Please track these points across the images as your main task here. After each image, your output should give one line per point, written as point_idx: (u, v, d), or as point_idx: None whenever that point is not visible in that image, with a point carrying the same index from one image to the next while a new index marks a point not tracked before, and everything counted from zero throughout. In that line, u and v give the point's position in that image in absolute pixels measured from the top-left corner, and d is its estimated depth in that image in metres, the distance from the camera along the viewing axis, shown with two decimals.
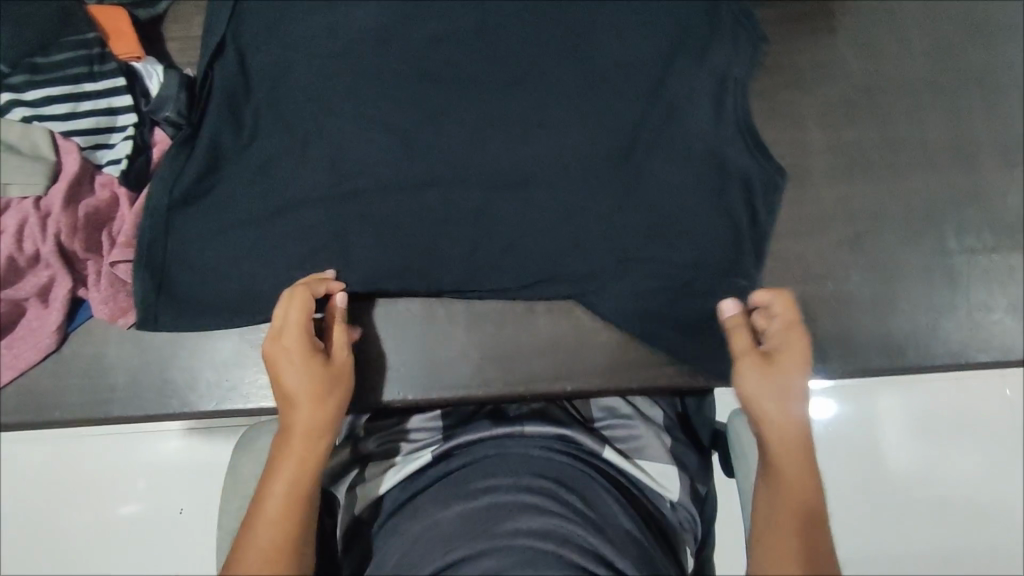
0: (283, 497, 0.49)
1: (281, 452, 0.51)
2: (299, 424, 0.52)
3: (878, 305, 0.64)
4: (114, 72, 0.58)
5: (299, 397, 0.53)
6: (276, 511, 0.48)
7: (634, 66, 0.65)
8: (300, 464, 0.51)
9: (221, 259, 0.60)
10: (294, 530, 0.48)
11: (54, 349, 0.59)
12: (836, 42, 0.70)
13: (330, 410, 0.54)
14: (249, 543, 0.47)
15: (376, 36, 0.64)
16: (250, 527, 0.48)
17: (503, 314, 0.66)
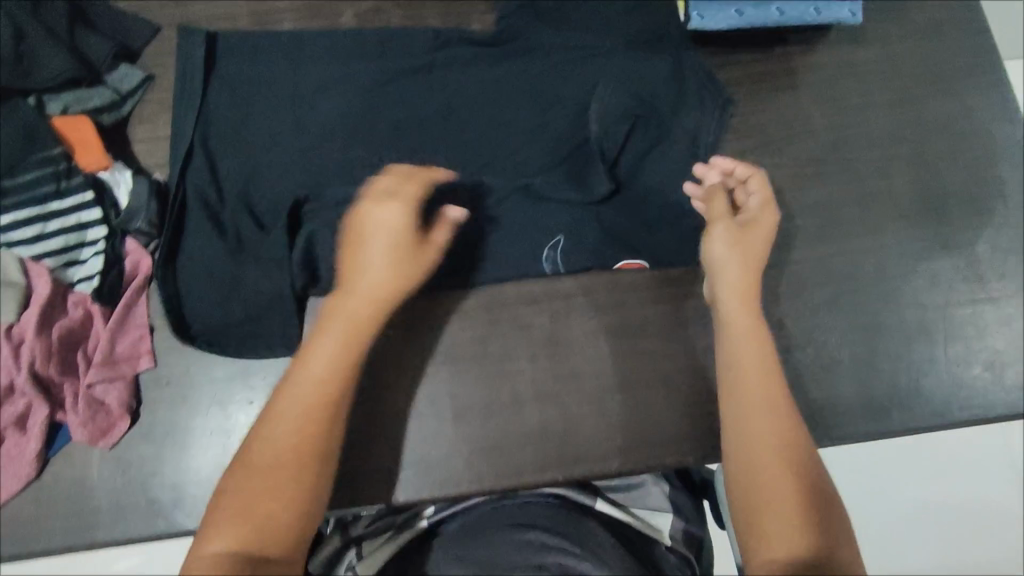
0: (334, 360, 0.52)
1: (339, 311, 0.54)
2: (361, 290, 0.55)
3: (861, 366, 0.63)
4: (80, 187, 0.58)
5: (372, 270, 0.56)
6: (322, 375, 0.51)
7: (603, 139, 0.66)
8: (351, 334, 0.53)
9: (208, 340, 0.60)
10: (334, 394, 0.51)
11: (34, 477, 0.57)
12: (799, 98, 0.70)
13: (392, 287, 0.56)
14: (287, 401, 0.50)
15: (350, 129, 0.66)
16: (294, 381, 0.51)
17: (491, 405, 0.61)
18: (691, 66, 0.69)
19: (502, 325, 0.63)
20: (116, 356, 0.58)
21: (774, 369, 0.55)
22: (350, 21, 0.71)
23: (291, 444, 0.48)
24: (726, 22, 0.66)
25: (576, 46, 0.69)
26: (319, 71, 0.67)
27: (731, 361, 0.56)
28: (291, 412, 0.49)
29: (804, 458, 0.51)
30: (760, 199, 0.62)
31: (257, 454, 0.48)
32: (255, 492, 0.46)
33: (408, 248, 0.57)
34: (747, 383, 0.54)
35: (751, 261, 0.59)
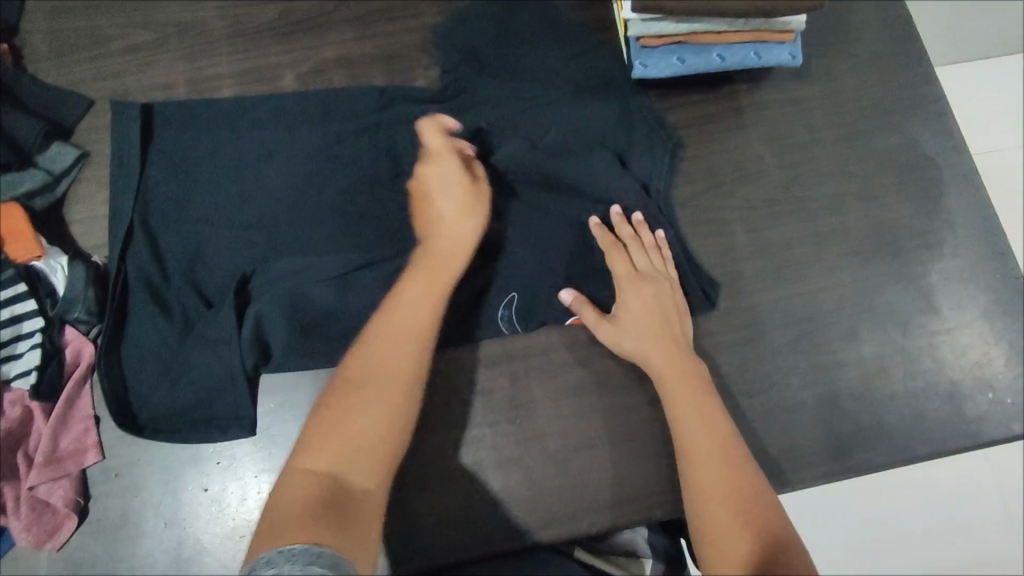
0: (423, 299, 0.55)
1: (424, 261, 0.57)
2: (438, 240, 0.58)
3: (823, 407, 0.63)
4: (11, 278, 0.57)
5: (445, 223, 0.59)
6: (418, 313, 0.54)
7: (554, 192, 0.66)
8: (436, 278, 0.56)
9: (160, 425, 0.58)
10: (424, 331, 0.54)
11: None
12: (748, 139, 0.71)
13: (466, 234, 0.59)
14: (381, 333, 0.53)
15: (295, 195, 0.64)
16: (388, 313, 0.54)
17: (453, 474, 0.59)
18: (637, 109, 0.69)
19: (462, 388, 0.61)
20: (59, 454, 0.56)
21: (722, 423, 0.55)
22: (291, 83, 0.69)
23: (381, 374, 0.51)
24: (669, 70, 0.66)
25: (523, 97, 0.68)
26: (261, 138, 0.66)
27: (675, 423, 0.56)
28: (377, 342, 0.53)
29: (752, 478, 0.52)
30: (618, 277, 0.61)
31: (356, 376, 0.51)
32: (346, 414, 0.49)
33: (470, 196, 0.60)
34: (693, 437, 0.54)
35: (643, 341, 0.59)
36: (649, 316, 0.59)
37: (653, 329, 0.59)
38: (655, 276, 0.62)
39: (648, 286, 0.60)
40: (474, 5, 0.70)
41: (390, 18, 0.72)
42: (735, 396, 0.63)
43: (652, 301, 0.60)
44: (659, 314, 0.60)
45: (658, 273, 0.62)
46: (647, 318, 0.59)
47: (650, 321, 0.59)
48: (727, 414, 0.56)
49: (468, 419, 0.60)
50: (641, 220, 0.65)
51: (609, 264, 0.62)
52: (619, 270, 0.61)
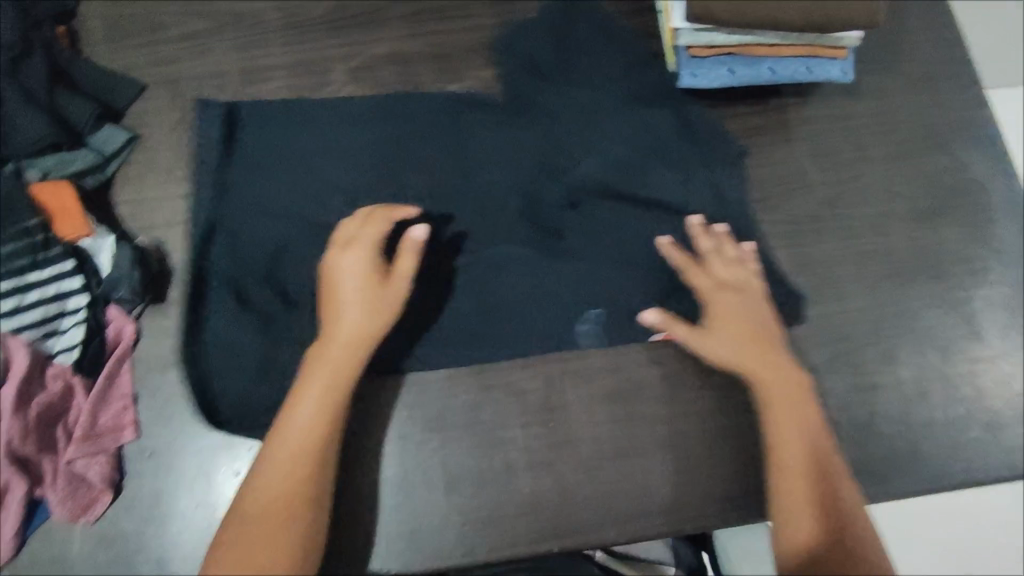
0: (316, 416, 0.53)
1: (318, 363, 0.55)
2: (336, 343, 0.55)
3: (860, 429, 0.62)
4: (61, 255, 0.57)
5: (348, 315, 0.56)
6: (309, 431, 0.53)
7: (613, 201, 0.66)
8: (330, 390, 0.54)
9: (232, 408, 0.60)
10: (321, 450, 0.53)
11: (11, 557, 0.55)
12: (794, 153, 0.70)
13: (367, 334, 0.56)
14: (275, 454, 0.52)
15: (372, 196, 0.66)
16: (280, 432, 0.53)
17: (483, 474, 0.59)
18: (699, 121, 0.69)
19: (497, 389, 0.61)
20: (97, 430, 0.56)
21: (820, 429, 0.58)
22: (341, 77, 0.70)
23: (280, 495, 0.51)
24: (717, 81, 0.65)
25: (573, 103, 0.69)
26: (338, 138, 0.68)
27: (774, 423, 0.57)
28: (276, 460, 0.52)
29: (836, 470, 0.56)
30: (701, 288, 0.62)
31: (248, 507, 0.51)
32: (249, 540, 0.50)
33: (375, 292, 0.56)
34: (789, 425, 0.57)
35: (736, 350, 0.59)
36: (734, 326, 0.60)
37: (741, 339, 0.60)
38: (743, 284, 0.62)
39: (735, 295, 0.61)
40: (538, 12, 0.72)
41: (442, 17, 0.72)
42: None
43: (746, 311, 0.61)
44: (753, 323, 0.60)
45: (744, 280, 0.62)
46: (734, 327, 0.60)
47: (737, 329, 0.60)
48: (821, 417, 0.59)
49: (501, 419, 0.60)
50: (725, 231, 0.64)
51: (688, 273, 0.62)
52: (702, 281, 0.62)
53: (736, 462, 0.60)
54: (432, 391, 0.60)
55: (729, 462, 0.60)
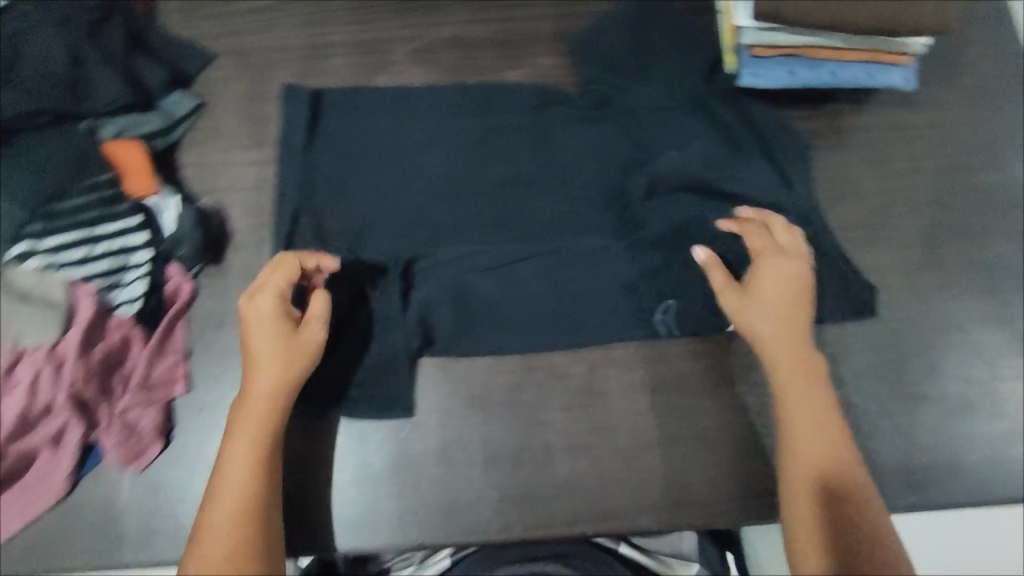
0: (243, 474, 0.51)
1: (241, 420, 0.53)
2: (255, 399, 0.54)
3: (901, 438, 0.62)
4: (129, 211, 0.59)
5: (263, 367, 0.54)
6: (240, 489, 0.51)
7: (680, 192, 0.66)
8: (253, 445, 0.52)
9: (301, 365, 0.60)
10: (260, 506, 0.51)
11: (64, 496, 0.57)
12: (847, 160, 0.70)
13: (285, 385, 0.54)
14: (213, 520, 0.50)
15: (455, 183, 0.66)
16: (215, 498, 0.51)
17: (521, 453, 0.59)
18: (766, 120, 0.69)
19: (540, 371, 0.61)
20: (152, 381, 0.58)
21: (834, 417, 0.56)
22: (402, 58, 0.72)
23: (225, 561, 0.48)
24: (777, 82, 0.66)
25: (634, 97, 0.70)
26: (423, 126, 0.69)
27: (789, 407, 0.56)
28: (215, 527, 0.50)
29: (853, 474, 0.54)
30: (756, 250, 0.61)
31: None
32: None
33: (288, 340, 0.55)
34: (812, 414, 0.56)
35: (770, 323, 0.58)
36: (778, 293, 0.59)
37: (775, 311, 0.59)
38: (796, 254, 0.61)
39: (786, 264, 0.60)
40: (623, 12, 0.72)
41: (503, 6, 0.74)
42: None
43: (786, 282, 0.60)
44: (792, 297, 0.59)
45: (798, 251, 0.61)
46: (777, 295, 0.59)
47: (777, 299, 0.59)
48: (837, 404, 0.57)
49: (541, 400, 0.61)
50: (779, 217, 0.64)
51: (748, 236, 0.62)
52: (759, 245, 0.61)
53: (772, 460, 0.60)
54: (476, 368, 0.61)
55: (766, 461, 0.60)
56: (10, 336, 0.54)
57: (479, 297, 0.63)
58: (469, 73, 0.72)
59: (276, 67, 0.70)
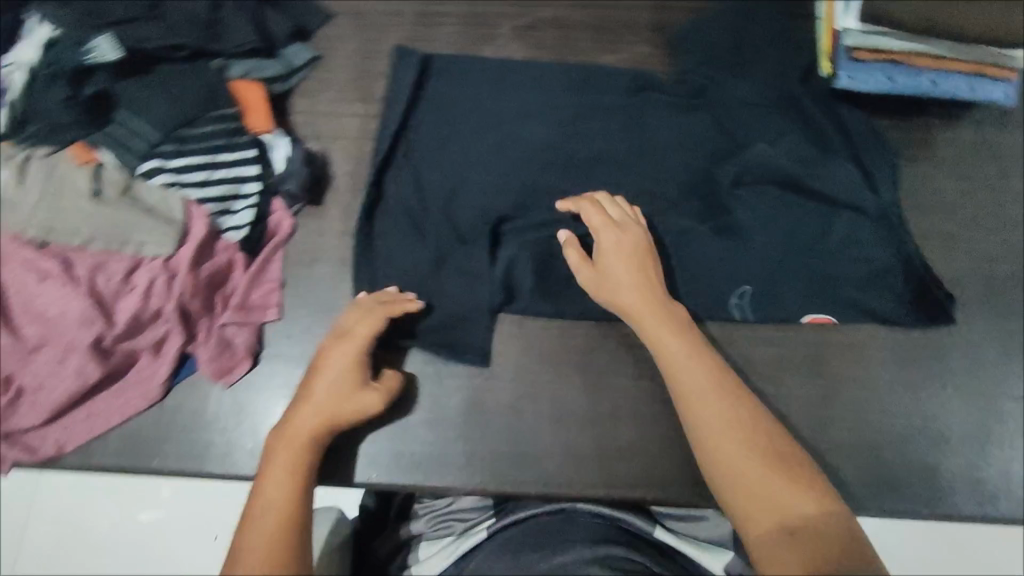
0: (286, 497, 0.49)
1: (286, 447, 0.52)
2: (304, 428, 0.53)
3: (967, 447, 0.63)
4: (247, 144, 0.62)
5: (318, 400, 0.54)
6: (282, 510, 0.48)
7: (766, 181, 0.68)
8: (297, 471, 0.51)
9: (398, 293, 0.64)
10: (296, 528, 0.47)
11: (158, 400, 0.60)
12: (937, 171, 0.70)
13: (335, 423, 0.54)
14: (250, 541, 0.46)
15: (549, 154, 0.69)
16: (252, 520, 0.47)
17: (589, 414, 0.62)
18: (857, 125, 0.70)
19: (614, 339, 0.64)
20: (249, 303, 0.62)
21: (724, 376, 0.54)
22: (507, 33, 0.75)
23: None
24: (874, 87, 0.67)
25: (728, 91, 0.71)
26: (522, 98, 0.71)
27: (667, 364, 0.55)
28: (247, 546, 0.46)
29: (772, 445, 0.50)
30: (593, 225, 0.61)
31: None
32: None
33: (358, 389, 0.56)
34: (697, 395, 0.53)
35: (630, 291, 0.58)
36: (635, 267, 0.59)
37: (637, 285, 0.58)
38: (626, 226, 0.61)
39: (621, 239, 0.60)
40: (724, 7, 0.74)
41: None
42: (874, 412, 0.63)
43: (626, 254, 0.60)
44: (637, 269, 0.59)
45: (624, 225, 0.61)
46: (623, 269, 0.59)
47: (631, 273, 0.59)
48: (714, 354, 0.56)
49: (613, 367, 0.63)
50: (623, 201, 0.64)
51: (588, 218, 0.62)
52: (597, 222, 0.61)
53: (832, 450, 0.62)
54: (552, 329, 0.64)
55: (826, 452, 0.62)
56: (133, 242, 0.59)
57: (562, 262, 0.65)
58: (567, 54, 0.74)
59: (387, 30, 0.74)
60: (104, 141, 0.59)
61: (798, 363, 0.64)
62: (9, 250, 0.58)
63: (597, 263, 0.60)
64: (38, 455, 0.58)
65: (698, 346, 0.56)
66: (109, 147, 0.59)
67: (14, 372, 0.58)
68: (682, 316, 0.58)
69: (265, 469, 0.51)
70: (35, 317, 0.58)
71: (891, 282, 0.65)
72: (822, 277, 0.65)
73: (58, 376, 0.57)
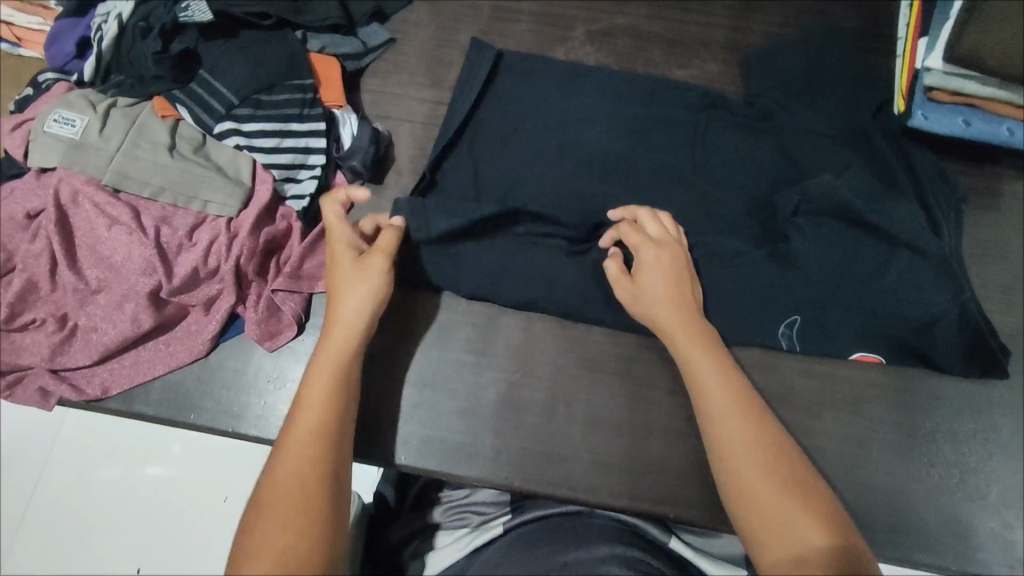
0: (322, 392, 0.51)
1: (325, 345, 0.54)
2: (337, 324, 0.54)
3: (1004, 506, 0.61)
4: (319, 116, 0.63)
5: (340, 293, 0.56)
6: (320, 415, 0.49)
7: (834, 219, 0.64)
8: (334, 366, 0.52)
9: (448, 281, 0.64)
10: (333, 426, 0.49)
11: (203, 355, 0.61)
12: (1002, 222, 0.69)
13: (364, 309, 0.55)
14: (289, 440, 0.48)
15: (610, 159, 0.69)
16: (293, 415, 0.50)
17: (622, 425, 0.61)
18: (925, 167, 0.68)
19: (656, 353, 0.63)
20: (301, 273, 0.62)
21: (758, 406, 0.53)
22: (581, 36, 0.75)
23: (297, 474, 0.46)
24: (949, 129, 0.66)
25: (802, 114, 0.69)
26: (588, 102, 0.71)
27: (695, 385, 0.54)
28: (289, 439, 0.48)
29: (803, 477, 0.49)
30: (633, 243, 0.60)
31: (261, 499, 0.45)
32: (268, 525, 0.44)
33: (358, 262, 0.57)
34: (728, 422, 0.51)
35: (667, 310, 0.58)
36: (674, 286, 0.59)
37: (674, 303, 0.58)
38: (667, 245, 0.60)
39: (663, 256, 0.59)
40: (805, 32, 0.73)
41: (683, 9, 0.76)
42: (911, 459, 0.62)
43: (670, 274, 0.59)
44: (678, 288, 0.59)
45: (664, 243, 0.61)
46: (663, 287, 0.58)
47: (669, 291, 0.58)
48: (745, 379, 0.55)
49: (651, 380, 0.63)
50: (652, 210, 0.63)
51: (626, 233, 0.61)
52: (636, 238, 0.60)
53: (864, 492, 0.61)
54: (595, 335, 0.64)
55: (857, 492, 0.61)
56: (199, 199, 0.60)
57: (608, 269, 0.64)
58: (638, 64, 0.74)
59: (464, 21, 0.75)
60: (183, 98, 0.61)
61: (838, 399, 0.63)
62: (81, 192, 0.59)
63: (635, 278, 0.60)
64: (83, 395, 0.59)
65: (732, 369, 0.55)
66: (187, 103, 0.61)
67: (70, 311, 0.60)
68: (717, 337, 0.57)
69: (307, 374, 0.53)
70: (99, 261, 0.59)
71: (942, 332, 0.62)
72: (869, 315, 0.63)
73: (113, 320, 0.59)
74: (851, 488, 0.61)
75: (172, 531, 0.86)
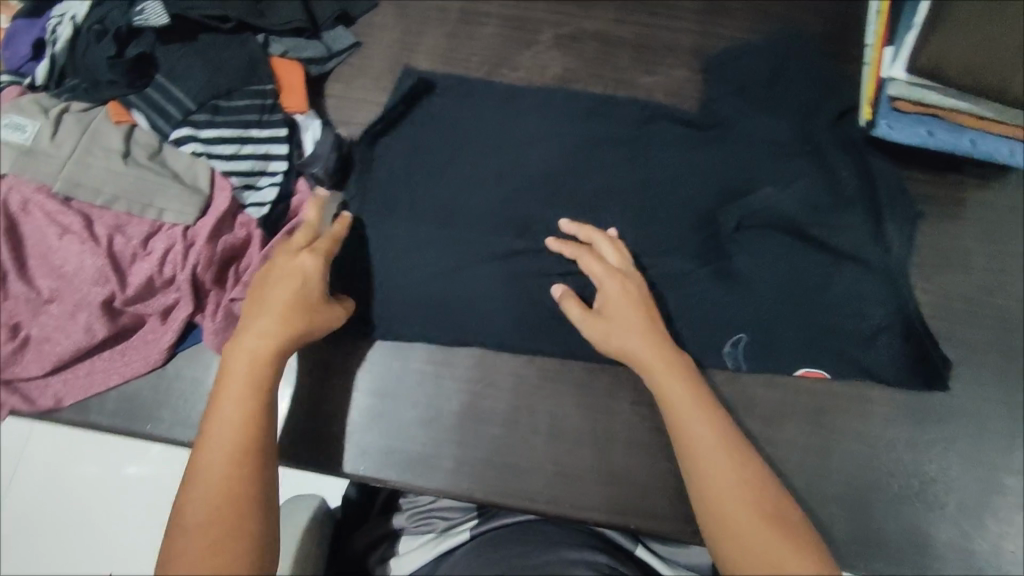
0: (241, 408, 0.48)
1: (237, 359, 0.51)
2: (257, 338, 0.52)
3: (959, 513, 0.62)
4: (279, 122, 0.62)
5: (270, 312, 0.53)
6: (239, 428, 0.47)
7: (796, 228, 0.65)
8: (252, 381, 0.50)
9: (411, 290, 0.63)
10: (258, 442, 0.48)
11: (159, 366, 0.61)
12: (963, 231, 0.69)
13: (293, 327, 0.53)
14: (208, 460, 0.46)
15: (576, 165, 0.68)
16: (210, 435, 0.47)
17: (585, 434, 0.61)
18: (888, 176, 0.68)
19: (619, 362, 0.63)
20: None
21: (726, 419, 0.53)
22: (548, 40, 0.74)
23: (223, 497, 0.44)
24: (913, 139, 0.66)
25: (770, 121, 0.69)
26: (554, 106, 0.70)
27: (665, 400, 0.54)
28: (209, 461, 0.46)
29: (769, 489, 0.49)
30: (597, 274, 0.60)
31: (189, 524, 0.43)
32: (200, 552, 0.42)
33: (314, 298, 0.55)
34: (698, 433, 0.51)
35: (633, 336, 0.57)
36: (641, 318, 0.58)
37: (641, 330, 0.58)
38: (630, 275, 0.61)
39: (625, 287, 0.59)
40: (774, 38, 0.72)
41: (653, 13, 0.76)
42: (870, 468, 0.62)
43: (634, 302, 0.59)
44: (642, 316, 0.59)
45: (626, 272, 0.61)
46: (630, 317, 0.58)
47: (635, 321, 0.58)
48: (710, 393, 0.55)
49: (615, 389, 0.63)
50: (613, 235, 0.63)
51: (587, 262, 0.61)
52: (600, 269, 0.60)
53: (823, 500, 0.61)
54: None
55: (817, 500, 0.61)
56: (155, 207, 0.59)
57: (572, 277, 0.64)
58: (605, 69, 0.74)
59: (429, 24, 0.74)
60: (140, 105, 0.60)
61: (800, 408, 0.64)
62: (32, 201, 0.57)
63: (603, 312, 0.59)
64: (35, 406, 0.59)
65: (701, 387, 0.55)
66: (143, 109, 0.60)
67: (23, 321, 0.59)
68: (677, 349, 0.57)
69: (218, 385, 0.50)
70: (51, 271, 0.58)
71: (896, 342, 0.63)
72: (829, 325, 0.63)
73: (66, 331, 0.58)
74: (810, 496, 0.61)
75: (136, 536, 0.84)
